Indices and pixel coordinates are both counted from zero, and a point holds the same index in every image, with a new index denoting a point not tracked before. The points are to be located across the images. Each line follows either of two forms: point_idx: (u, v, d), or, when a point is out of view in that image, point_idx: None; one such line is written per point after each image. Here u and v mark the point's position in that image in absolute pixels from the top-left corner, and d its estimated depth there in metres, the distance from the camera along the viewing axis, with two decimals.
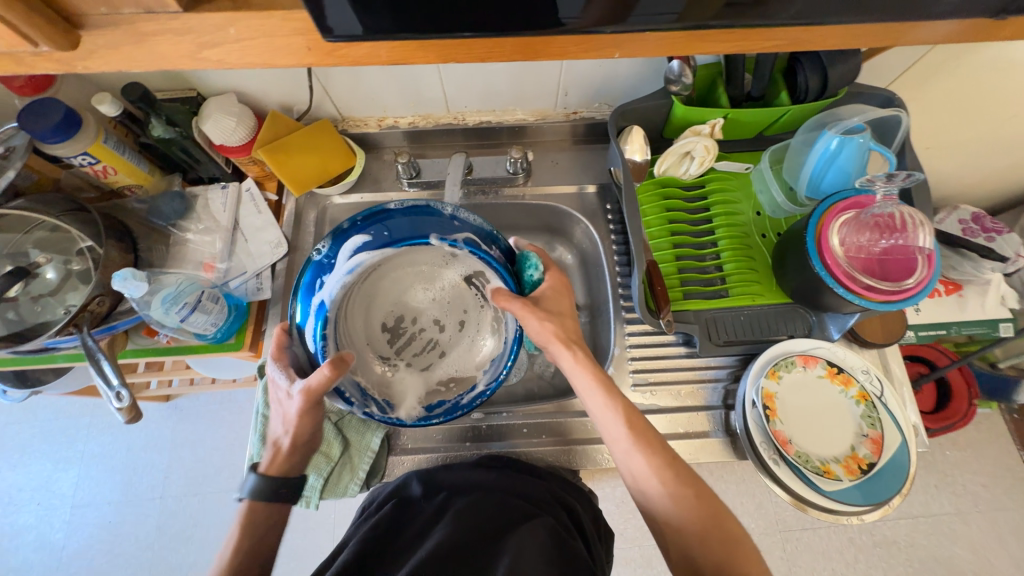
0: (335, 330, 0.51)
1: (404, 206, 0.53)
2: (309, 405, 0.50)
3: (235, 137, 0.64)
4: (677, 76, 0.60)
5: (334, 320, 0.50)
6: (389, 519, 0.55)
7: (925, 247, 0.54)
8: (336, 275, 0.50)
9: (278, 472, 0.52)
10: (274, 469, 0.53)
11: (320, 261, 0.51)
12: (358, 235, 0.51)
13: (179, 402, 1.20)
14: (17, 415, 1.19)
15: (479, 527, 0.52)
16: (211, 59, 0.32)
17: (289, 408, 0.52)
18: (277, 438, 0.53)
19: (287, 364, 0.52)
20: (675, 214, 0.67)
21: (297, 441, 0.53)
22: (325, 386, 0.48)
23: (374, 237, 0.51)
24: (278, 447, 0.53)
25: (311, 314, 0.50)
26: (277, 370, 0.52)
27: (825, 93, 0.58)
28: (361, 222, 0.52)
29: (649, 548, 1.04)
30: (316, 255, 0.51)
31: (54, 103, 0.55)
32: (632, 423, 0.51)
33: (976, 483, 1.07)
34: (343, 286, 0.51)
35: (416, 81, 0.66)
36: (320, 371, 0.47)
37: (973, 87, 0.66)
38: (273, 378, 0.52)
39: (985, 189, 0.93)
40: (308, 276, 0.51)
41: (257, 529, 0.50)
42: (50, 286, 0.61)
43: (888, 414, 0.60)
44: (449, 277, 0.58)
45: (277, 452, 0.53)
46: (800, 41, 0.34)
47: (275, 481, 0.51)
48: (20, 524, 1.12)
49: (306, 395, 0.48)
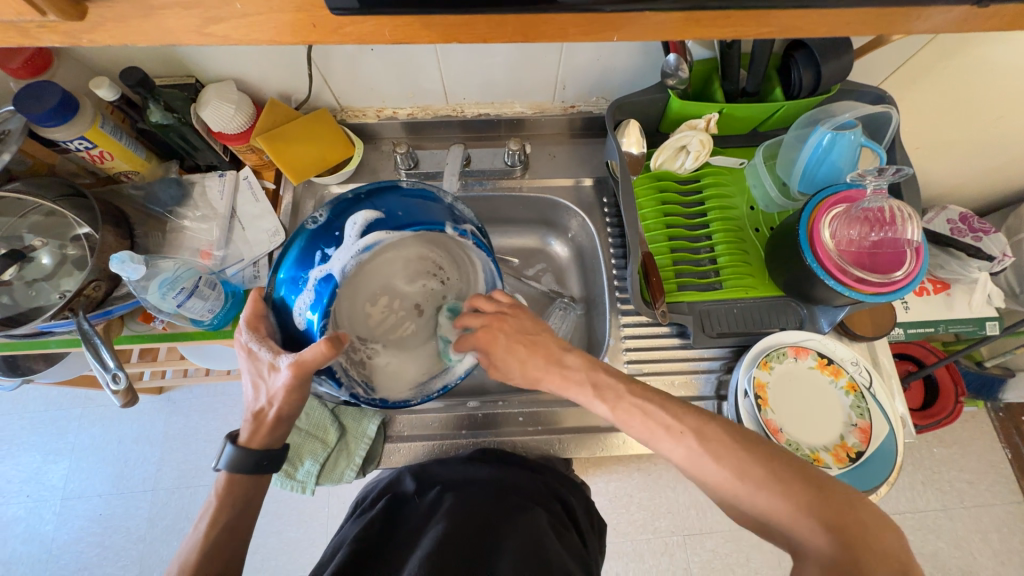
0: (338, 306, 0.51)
1: (415, 188, 0.55)
2: (296, 382, 0.48)
3: (234, 125, 0.64)
4: (673, 70, 0.60)
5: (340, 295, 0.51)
6: (386, 515, 0.56)
7: (914, 241, 0.55)
8: (345, 247, 0.51)
9: (259, 447, 0.52)
10: (255, 441, 0.52)
11: (313, 230, 0.51)
12: (367, 211, 0.52)
13: (171, 394, 1.19)
14: (7, 406, 1.18)
15: (475, 521, 0.53)
16: (216, 35, 0.32)
17: (272, 382, 0.50)
18: (260, 413, 0.52)
19: (266, 335, 0.50)
20: (670, 207, 0.68)
21: (281, 417, 0.52)
22: (317, 362, 0.46)
23: (386, 216, 0.52)
24: (258, 419, 0.52)
25: (310, 286, 0.49)
26: (256, 339, 0.50)
27: (818, 89, 0.59)
28: (363, 197, 0.53)
29: (641, 542, 1.05)
30: (311, 223, 0.51)
31: (53, 87, 0.55)
32: (654, 418, 0.50)
33: (962, 479, 1.09)
34: (353, 262, 0.52)
35: (415, 71, 0.66)
36: (313, 347, 0.45)
37: (962, 86, 0.67)
38: (252, 350, 0.50)
39: (973, 189, 0.94)
40: (299, 243, 0.50)
41: (238, 501, 0.51)
42: (45, 271, 0.61)
43: (876, 404, 0.61)
44: (442, 265, 0.60)
45: (257, 423, 0.52)
46: (796, 27, 0.35)
47: (255, 454, 0.51)
48: (9, 516, 1.11)
49: (292, 370, 0.47)
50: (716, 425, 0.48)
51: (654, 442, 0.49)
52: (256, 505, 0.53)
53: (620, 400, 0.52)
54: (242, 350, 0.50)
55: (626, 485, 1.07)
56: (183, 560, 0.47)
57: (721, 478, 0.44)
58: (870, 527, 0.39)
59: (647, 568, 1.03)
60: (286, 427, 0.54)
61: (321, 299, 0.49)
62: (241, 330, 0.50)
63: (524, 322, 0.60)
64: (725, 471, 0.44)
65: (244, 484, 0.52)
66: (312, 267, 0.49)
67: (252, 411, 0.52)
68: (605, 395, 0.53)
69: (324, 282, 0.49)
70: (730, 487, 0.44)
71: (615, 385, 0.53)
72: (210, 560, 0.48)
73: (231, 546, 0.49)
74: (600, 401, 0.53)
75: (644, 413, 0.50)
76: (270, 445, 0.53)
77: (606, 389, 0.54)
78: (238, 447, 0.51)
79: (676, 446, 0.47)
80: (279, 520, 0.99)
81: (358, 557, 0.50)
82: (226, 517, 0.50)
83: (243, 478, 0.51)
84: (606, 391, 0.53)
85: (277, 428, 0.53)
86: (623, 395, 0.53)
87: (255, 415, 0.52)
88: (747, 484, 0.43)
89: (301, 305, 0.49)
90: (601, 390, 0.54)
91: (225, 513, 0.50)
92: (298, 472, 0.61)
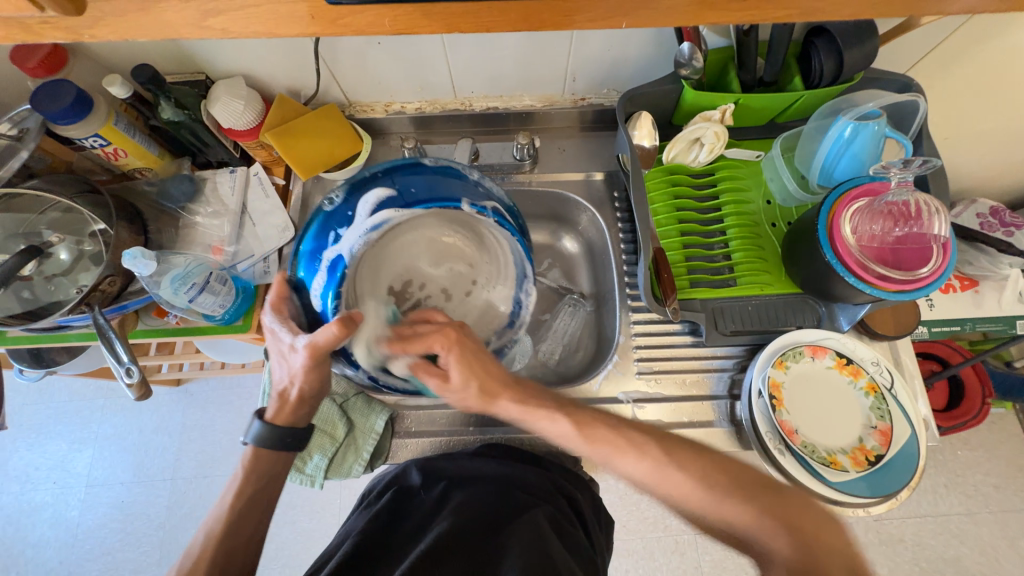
0: (350, 289, 0.51)
1: (437, 166, 0.56)
2: (314, 361, 0.48)
3: (244, 120, 0.64)
4: (687, 60, 0.58)
5: (349, 276, 0.51)
6: (390, 509, 0.56)
7: (941, 236, 0.53)
8: (353, 228, 0.52)
9: (285, 423, 0.53)
10: (280, 418, 0.53)
11: (329, 212, 0.53)
12: (379, 189, 0.53)
13: (189, 386, 1.22)
14: (34, 396, 1.22)
15: (477, 522, 0.53)
16: (215, 28, 0.32)
17: (292, 362, 0.50)
18: (283, 392, 0.52)
19: (289, 316, 0.51)
20: (683, 202, 0.66)
21: (304, 396, 0.53)
22: (333, 342, 0.47)
23: (397, 194, 0.53)
24: (282, 398, 0.53)
25: (322, 270, 0.51)
26: (279, 321, 0.50)
27: (839, 79, 0.57)
28: (380, 176, 0.54)
29: (651, 540, 1.04)
30: (327, 205, 0.53)
31: (67, 85, 0.56)
32: (626, 434, 0.48)
33: (987, 484, 1.05)
34: (363, 241, 0.53)
35: (422, 64, 0.66)
36: (329, 329, 0.46)
37: (995, 72, 0.64)
38: (274, 331, 0.50)
39: (1005, 182, 0.90)
40: (316, 226, 0.53)
41: (262, 476, 0.53)
42: (64, 266, 0.62)
43: (898, 406, 0.59)
44: (469, 248, 0.60)
45: (282, 402, 0.53)
46: (818, 11, 0.33)
47: (280, 430, 0.52)
48: (37, 501, 1.15)
49: (312, 350, 0.47)
50: (679, 439, 0.47)
51: (620, 460, 0.47)
52: (280, 480, 0.55)
53: (593, 426, 0.49)
54: (265, 331, 0.51)
55: None
56: (214, 526, 0.50)
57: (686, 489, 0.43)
58: (826, 528, 0.39)
59: (657, 567, 1.02)
60: (309, 407, 0.54)
61: (334, 281, 0.50)
62: (267, 312, 0.51)
63: (473, 350, 0.51)
64: (690, 481, 0.43)
65: (269, 459, 0.53)
66: (324, 250, 0.51)
67: (277, 390, 0.53)
68: (576, 416, 0.50)
69: (334, 265, 0.51)
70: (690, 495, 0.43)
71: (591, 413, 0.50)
72: (237, 529, 0.50)
73: (256, 515, 0.52)
74: (564, 419, 0.49)
75: (616, 432, 0.48)
76: (295, 423, 0.54)
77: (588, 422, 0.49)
78: (264, 423, 0.53)
79: (641, 460, 0.46)
80: (292, 510, 1.01)
81: (361, 553, 0.50)
82: (252, 488, 0.52)
83: (269, 452, 0.53)
84: (579, 414, 0.50)
85: (302, 407, 0.53)
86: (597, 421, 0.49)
87: (279, 394, 0.53)
88: (712, 492, 0.42)
89: (316, 290, 0.51)
90: (574, 417, 0.49)
91: (249, 484, 0.52)
92: (307, 466, 0.62)
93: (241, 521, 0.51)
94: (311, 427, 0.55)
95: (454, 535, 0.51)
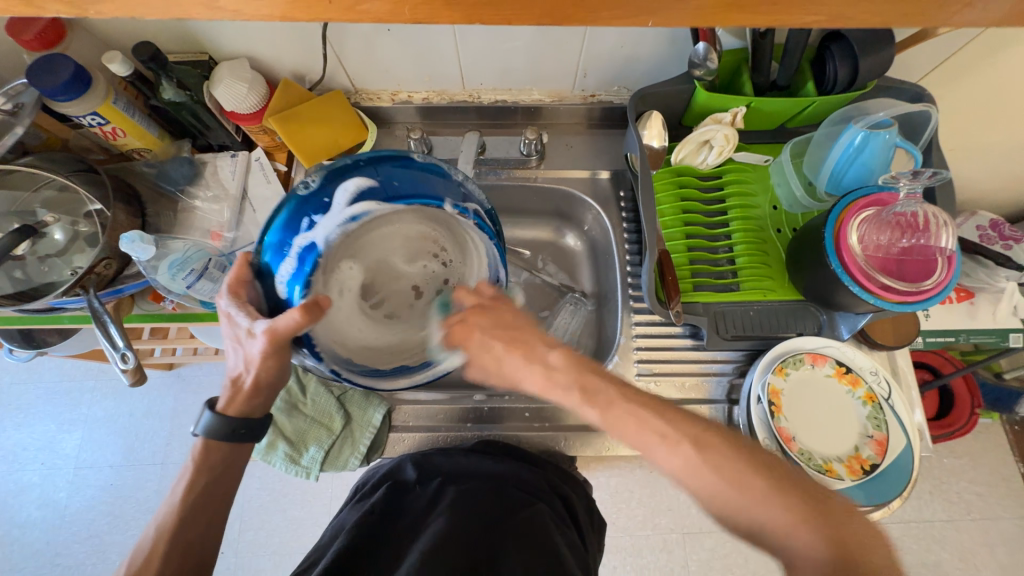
0: (320, 271, 0.50)
1: (425, 162, 0.52)
2: (271, 348, 0.48)
3: (247, 104, 0.63)
4: (701, 60, 0.57)
5: (321, 261, 0.50)
6: (386, 503, 0.56)
7: (947, 249, 0.53)
8: (329, 216, 0.48)
9: (237, 413, 0.53)
10: (233, 408, 0.53)
11: (304, 197, 0.48)
12: (358, 178, 0.48)
13: (181, 370, 1.21)
14: (23, 375, 1.20)
15: (475, 519, 0.53)
16: (227, 9, 0.31)
17: (248, 348, 0.50)
18: (238, 380, 0.52)
19: (248, 301, 0.49)
20: (689, 204, 0.66)
21: (257, 385, 0.52)
22: (292, 330, 0.46)
23: (377, 184, 0.49)
24: (235, 386, 0.52)
25: (292, 255, 0.48)
26: (235, 305, 0.49)
27: (854, 85, 0.56)
28: (363, 164, 0.49)
29: (640, 537, 1.05)
30: (301, 189, 0.48)
31: (64, 60, 0.54)
32: (648, 426, 0.42)
33: (971, 492, 1.07)
34: (341, 232, 0.51)
35: (431, 53, 0.64)
36: (290, 314, 0.45)
37: (1007, 85, 0.63)
38: (229, 315, 0.49)
39: (1006, 195, 0.90)
40: (288, 212, 0.47)
41: (215, 468, 0.52)
42: (58, 246, 0.61)
43: (894, 417, 0.59)
44: (443, 246, 0.57)
45: (234, 390, 0.53)
46: (843, 17, 0.32)
47: (232, 421, 0.52)
48: (24, 481, 1.14)
49: (271, 336, 0.47)
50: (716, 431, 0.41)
51: (645, 450, 0.42)
52: (238, 472, 0.54)
53: (611, 405, 0.44)
54: (221, 315, 0.50)
55: (627, 481, 1.07)
56: (167, 516, 0.50)
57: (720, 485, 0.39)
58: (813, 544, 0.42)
59: (645, 564, 1.03)
60: (263, 397, 0.54)
61: (304, 269, 0.49)
62: (223, 294, 0.49)
63: (500, 318, 0.51)
64: None
65: (221, 451, 0.52)
66: (295, 234, 0.48)
67: (231, 377, 0.52)
68: (595, 399, 0.44)
69: (307, 251, 0.49)
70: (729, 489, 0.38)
71: (603, 391, 0.44)
72: (192, 519, 0.50)
73: (210, 511, 0.51)
74: (587, 407, 0.44)
75: (637, 422, 0.43)
76: (249, 413, 0.54)
77: (596, 392, 0.45)
78: (216, 413, 0.52)
79: (671, 455, 0.41)
80: (285, 498, 1.01)
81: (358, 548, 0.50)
82: (231, 481, 0.51)
83: (219, 443, 0.52)
84: (594, 393, 0.45)
85: (256, 396, 0.53)
86: (614, 399, 0.44)
87: (233, 381, 0.53)
88: None
89: (282, 276, 0.48)
90: (590, 395, 0.45)
91: (202, 477, 0.51)
92: (302, 457, 0.62)
93: (207, 506, 0.51)
94: (265, 417, 0.55)
95: (453, 530, 0.51)
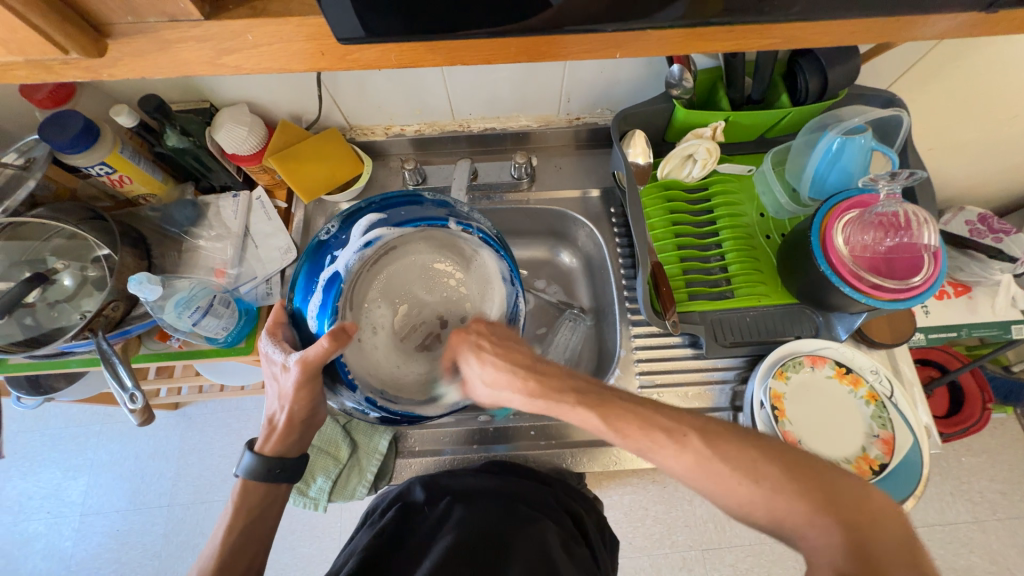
0: (346, 302, 0.55)
1: (437, 199, 0.58)
2: (304, 379, 0.49)
3: (247, 146, 0.66)
4: (677, 80, 0.61)
5: (346, 290, 0.55)
6: (395, 525, 0.55)
7: (930, 245, 0.54)
8: (348, 249, 0.55)
9: (274, 454, 0.53)
10: (269, 448, 0.53)
11: (328, 240, 0.56)
12: (372, 214, 0.56)
13: (187, 410, 1.21)
14: (29, 423, 1.20)
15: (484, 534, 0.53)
16: (229, 65, 0.33)
17: (283, 384, 0.51)
18: (273, 419, 0.53)
19: (283, 339, 0.52)
20: (678, 216, 0.68)
21: (292, 421, 0.52)
22: (323, 359, 0.47)
23: (389, 216, 0.57)
24: (271, 425, 0.53)
25: (319, 288, 0.54)
26: (271, 344, 0.51)
27: (825, 95, 0.59)
28: (378, 204, 0.57)
29: (658, 557, 1.02)
30: (324, 234, 0.55)
31: (73, 116, 0.57)
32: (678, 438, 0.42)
33: (993, 490, 1.05)
34: (359, 257, 0.56)
35: (420, 88, 0.68)
36: (320, 342, 0.47)
37: (976, 87, 0.66)
38: (266, 353, 0.51)
39: (992, 190, 0.92)
40: (315, 255, 0.55)
41: (252, 510, 0.51)
42: (67, 292, 0.62)
43: (899, 415, 0.59)
44: (457, 272, 0.59)
45: (271, 429, 0.53)
46: (798, 38, 0.35)
47: (269, 461, 0.52)
48: (30, 531, 1.12)
49: (304, 367, 0.48)
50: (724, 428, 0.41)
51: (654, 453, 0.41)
52: (273, 513, 0.53)
53: (609, 406, 0.44)
54: (260, 355, 0.52)
55: (641, 498, 1.05)
56: (205, 562, 0.49)
57: (731, 484, 0.38)
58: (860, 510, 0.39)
59: None
60: (298, 433, 0.54)
61: (329, 298, 0.54)
62: (262, 336, 0.52)
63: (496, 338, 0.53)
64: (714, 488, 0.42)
65: (257, 495, 0.52)
66: (320, 270, 0.54)
67: (268, 417, 0.53)
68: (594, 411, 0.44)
69: (330, 282, 0.54)
70: (749, 488, 0.37)
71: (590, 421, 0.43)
72: (234, 561, 0.49)
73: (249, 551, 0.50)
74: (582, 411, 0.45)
75: (640, 421, 0.43)
76: (285, 453, 0.53)
77: (589, 393, 0.46)
78: (255, 453, 0.52)
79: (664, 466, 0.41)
80: (294, 535, 0.99)
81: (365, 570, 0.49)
82: (240, 524, 0.50)
83: (257, 484, 0.52)
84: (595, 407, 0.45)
85: (290, 434, 0.53)
86: (611, 399, 0.45)
87: (269, 420, 0.53)
88: None
89: (313, 310, 0.53)
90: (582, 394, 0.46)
91: (238, 524, 0.50)
92: (310, 488, 0.62)
93: (249, 543, 0.50)
94: (301, 456, 0.54)
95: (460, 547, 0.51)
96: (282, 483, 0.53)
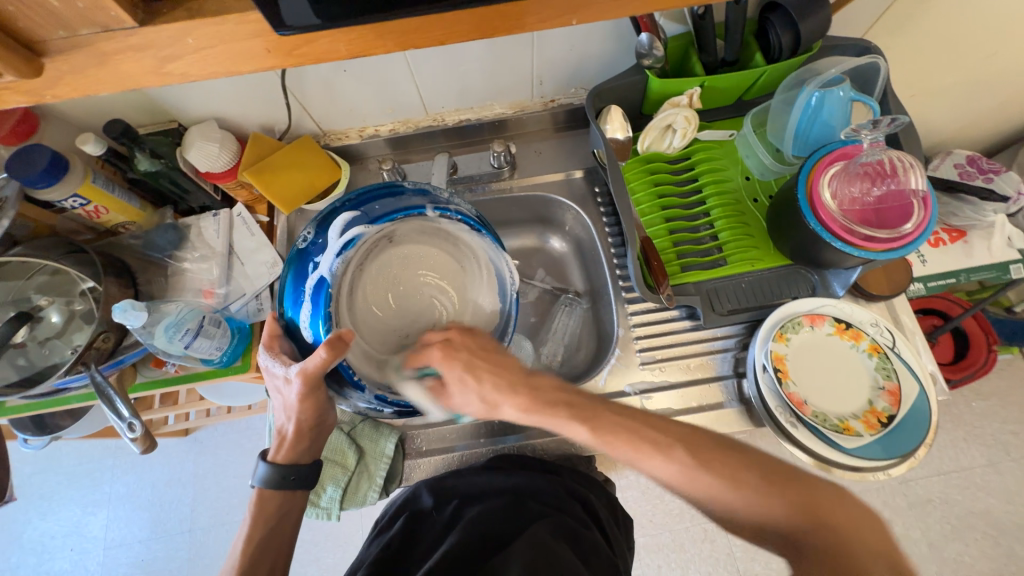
0: (338, 306, 0.53)
1: (417, 190, 0.56)
2: (308, 388, 0.48)
3: (220, 162, 0.65)
4: (647, 50, 0.59)
5: (334, 299, 0.53)
6: (402, 536, 0.58)
7: (920, 191, 0.53)
8: (330, 253, 0.53)
9: (287, 461, 0.53)
10: (281, 456, 0.53)
11: (307, 247, 0.54)
12: (347, 213, 0.55)
13: (197, 435, 1.20)
14: (41, 463, 1.20)
15: (490, 537, 0.54)
16: (175, 73, 0.32)
17: (287, 394, 0.50)
18: (282, 430, 0.52)
19: (283, 351, 0.51)
20: (664, 188, 0.67)
21: (301, 430, 0.52)
22: (322, 368, 0.47)
23: (364, 213, 0.55)
24: (281, 435, 0.53)
25: (308, 296, 0.52)
26: (270, 357, 0.51)
27: (799, 48, 0.58)
28: (353, 201, 0.56)
29: (679, 531, 1.03)
30: (302, 242, 0.53)
31: (41, 148, 0.56)
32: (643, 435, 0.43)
33: (1006, 432, 1.05)
34: (341, 261, 0.53)
35: (388, 85, 0.66)
36: (318, 352, 0.45)
37: (953, 27, 0.65)
38: (267, 366, 0.51)
39: (980, 131, 0.91)
40: (298, 265, 0.53)
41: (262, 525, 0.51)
42: (56, 329, 0.61)
43: (903, 364, 0.59)
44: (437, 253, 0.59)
45: (280, 440, 0.53)
46: None
47: (283, 469, 0.52)
48: (56, 570, 1.13)
49: (304, 377, 0.47)
50: None
51: (642, 465, 0.43)
52: (288, 528, 0.53)
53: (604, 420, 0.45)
54: (260, 369, 0.52)
55: None
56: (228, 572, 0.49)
57: None
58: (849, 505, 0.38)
59: (689, 558, 1.01)
60: (308, 441, 0.54)
61: (319, 307, 0.52)
62: (260, 350, 0.52)
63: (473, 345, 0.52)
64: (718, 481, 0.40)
65: (275, 500, 0.53)
66: (306, 278, 0.52)
67: (277, 428, 0.53)
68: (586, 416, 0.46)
69: (318, 288, 0.52)
70: None
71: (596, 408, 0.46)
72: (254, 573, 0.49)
73: (271, 557, 0.50)
74: (581, 423, 0.46)
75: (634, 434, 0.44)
76: (298, 460, 0.53)
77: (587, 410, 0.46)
78: (269, 463, 0.52)
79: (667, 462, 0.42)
80: (317, 547, 1.00)
81: None
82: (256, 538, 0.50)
83: (273, 494, 0.52)
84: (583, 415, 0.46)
85: (301, 442, 0.53)
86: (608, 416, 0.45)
87: (278, 431, 0.53)
88: None
89: (304, 319, 0.52)
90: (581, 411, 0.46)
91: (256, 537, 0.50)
92: (321, 499, 0.61)
93: (265, 557, 0.50)
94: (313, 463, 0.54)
95: (460, 550, 0.52)
96: (296, 492, 0.54)
